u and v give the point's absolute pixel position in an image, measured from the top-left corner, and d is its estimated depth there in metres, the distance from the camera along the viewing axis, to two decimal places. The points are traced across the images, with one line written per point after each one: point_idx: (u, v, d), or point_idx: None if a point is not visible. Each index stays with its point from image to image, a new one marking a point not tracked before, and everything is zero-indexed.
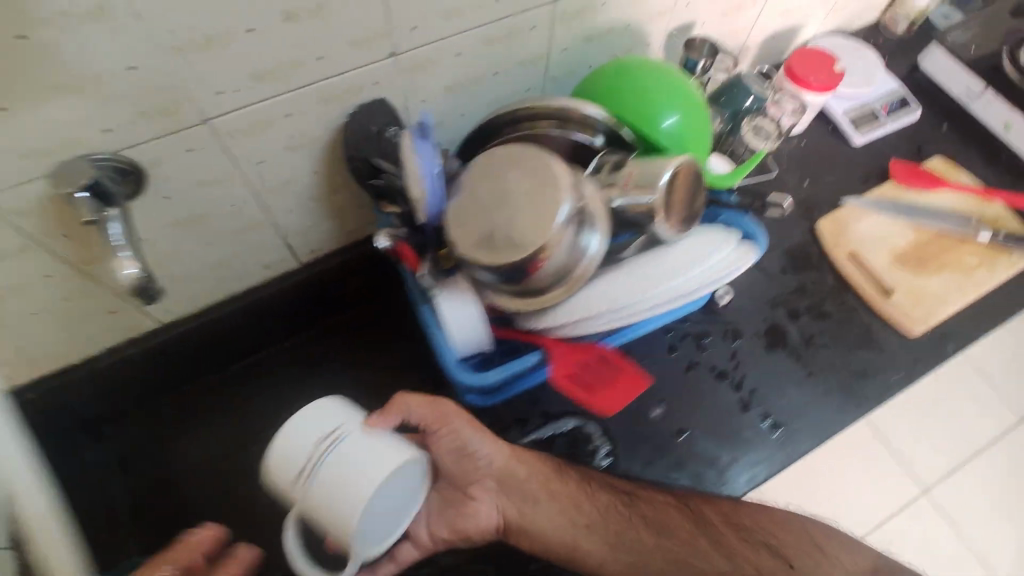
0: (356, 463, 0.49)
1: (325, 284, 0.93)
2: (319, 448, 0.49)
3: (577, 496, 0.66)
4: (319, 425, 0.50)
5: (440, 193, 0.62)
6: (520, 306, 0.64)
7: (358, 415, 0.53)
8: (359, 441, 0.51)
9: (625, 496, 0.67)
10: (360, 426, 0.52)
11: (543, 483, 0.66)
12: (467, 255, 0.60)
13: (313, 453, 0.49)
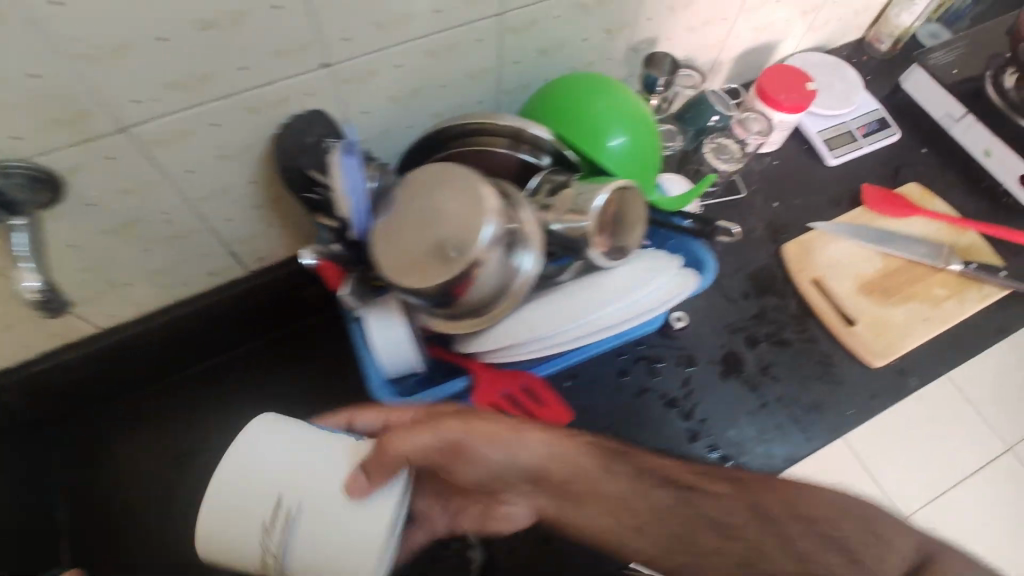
0: (330, 512, 0.47)
1: (276, 292, 0.91)
2: (283, 530, 0.46)
3: (612, 495, 0.52)
4: (261, 508, 0.46)
5: (366, 210, 0.60)
6: (450, 327, 0.63)
7: (307, 454, 0.49)
8: (313, 491, 0.48)
9: (685, 489, 0.52)
10: (305, 471, 0.48)
11: (585, 483, 0.53)
12: (389, 277, 0.57)
13: (280, 539, 0.46)
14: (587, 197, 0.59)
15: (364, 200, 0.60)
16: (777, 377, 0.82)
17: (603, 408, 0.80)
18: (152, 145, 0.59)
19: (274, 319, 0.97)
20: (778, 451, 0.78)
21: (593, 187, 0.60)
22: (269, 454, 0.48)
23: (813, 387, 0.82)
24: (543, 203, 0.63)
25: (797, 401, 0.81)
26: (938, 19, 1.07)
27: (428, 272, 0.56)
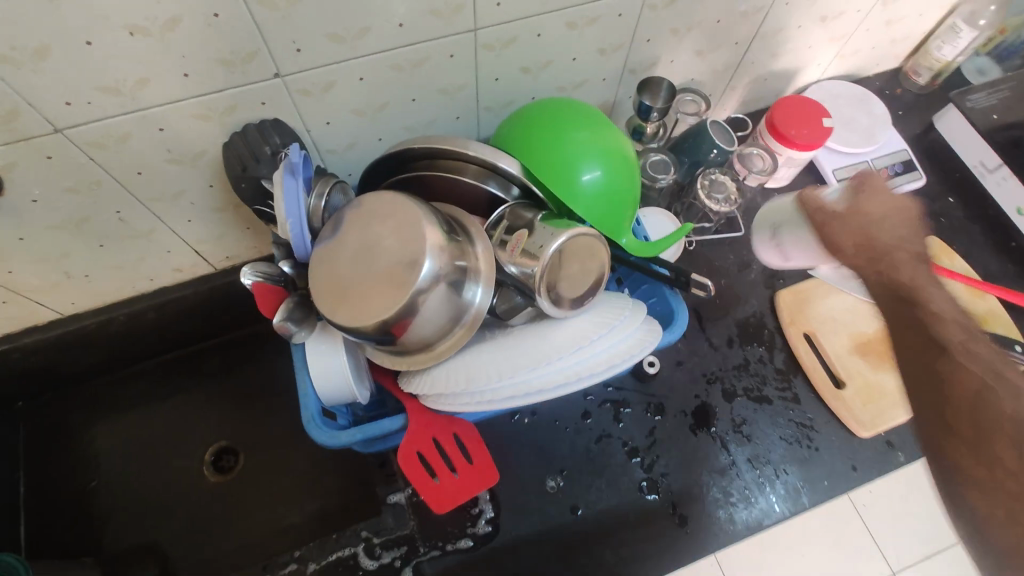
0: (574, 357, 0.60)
1: (245, 289, 0.89)
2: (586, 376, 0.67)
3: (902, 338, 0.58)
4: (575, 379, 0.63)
5: (309, 233, 0.57)
6: (397, 365, 0.58)
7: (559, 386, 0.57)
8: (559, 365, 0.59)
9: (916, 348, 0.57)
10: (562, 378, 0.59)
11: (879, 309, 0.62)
12: (324, 312, 0.54)
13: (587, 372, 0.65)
14: (543, 238, 0.56)
15: (306, 226, 0.57)
16: (749, 436, 0.76)
17: (560, 449, 0.75)
18: (92, 146, 0.56)
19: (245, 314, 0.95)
20: (741, 516, 0.73)
21: (552, 229, 0.56)
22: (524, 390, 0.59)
23: (788, 452, 0.76)
24: (500, 239, 0.60)
25: (770, 464, 0.75)
26: (988, 53, 0.97)
27: (363, 307, 0.53)
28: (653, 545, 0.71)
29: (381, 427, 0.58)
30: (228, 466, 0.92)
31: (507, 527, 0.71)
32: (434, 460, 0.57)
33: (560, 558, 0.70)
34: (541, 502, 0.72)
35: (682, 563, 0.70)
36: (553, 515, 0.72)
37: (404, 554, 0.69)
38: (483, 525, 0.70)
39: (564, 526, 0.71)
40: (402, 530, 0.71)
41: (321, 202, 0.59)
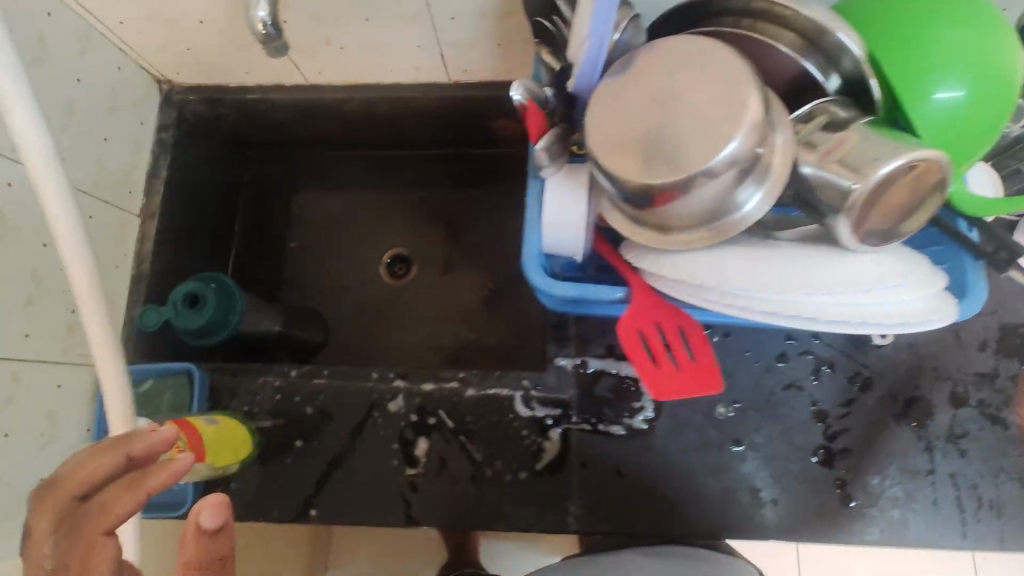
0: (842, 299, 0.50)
1: (468, 113, 0.86)
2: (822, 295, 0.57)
3: None
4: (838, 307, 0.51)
5: (599, 65, 0.51)
6: (627, 230, 0.53)
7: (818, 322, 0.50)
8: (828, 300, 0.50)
9: None
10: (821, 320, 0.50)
11: None
12: (591, 152, 0.49)
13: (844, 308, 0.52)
14: (877, 150, 0.45)
15: (603, 57, 0.50)
16: (965, 452, 0.66)
17: (741, 382, 0.69)
18: None
19: (446, 130, 0.92)
20: (917, 525, 0.65)
21: (891, 143, 0.45)
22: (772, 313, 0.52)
23: (1004, 486, 0.66)
24: (808, 136, 0.49)
25: (975, 488, 0.66)
26: None
27: (630, 161, 0.47)
28: (806, 513, 0.66)
29: (607, 305, 0.56)
30: (402, 274, 1.00)
31: (663, 432, 0.69)
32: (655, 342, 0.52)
33: (706, 482, 0.67)
34: (702, 424, 0.69)
35: (831, 541, 0.66)
36: (712, 442, 0.68)
37: (559, 416, 0.70)
38: (639, 421, 0.69)
39: (721, 457, 0.68)
40: (561, 395, 0.70)
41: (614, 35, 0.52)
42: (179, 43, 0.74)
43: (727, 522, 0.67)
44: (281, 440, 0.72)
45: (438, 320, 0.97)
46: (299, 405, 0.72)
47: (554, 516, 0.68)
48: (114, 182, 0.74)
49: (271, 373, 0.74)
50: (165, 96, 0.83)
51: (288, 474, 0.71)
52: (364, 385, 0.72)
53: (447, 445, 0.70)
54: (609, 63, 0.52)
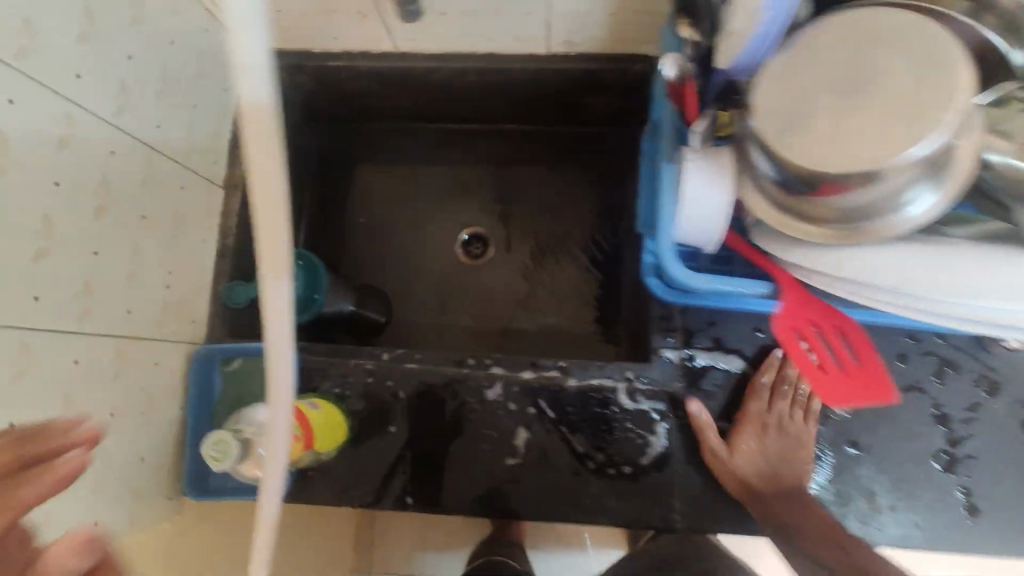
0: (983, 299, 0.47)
1: (561, 88, 0.81)
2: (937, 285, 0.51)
3: None
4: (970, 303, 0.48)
5: (771, 39, 0.46)
6: (771, 216, 0.49)
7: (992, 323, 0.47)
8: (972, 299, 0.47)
9: None
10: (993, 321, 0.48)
11: None
12: (760, 133, 0.44)
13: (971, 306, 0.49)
14: None
15: (778, 28, 0.45)
16: None
17: None
18: None
19: (528, 102, 0.87)
20: None
21: None
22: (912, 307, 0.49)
23: None
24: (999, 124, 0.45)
25: None
26: None
27: (809, 145, 0.42)
28: (924, 518, 0.64)
29: (744, 300, 0.53)
30: (477, 254, 0.96)
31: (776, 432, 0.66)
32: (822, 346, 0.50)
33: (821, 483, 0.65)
34: (815, 424, 0.66)
35: (949, 547, 0.64)
36: (824, 443, 0.66)
37: (664, 411, 0.67)
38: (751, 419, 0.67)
39: (833, 459, 0.66)
40: (669, 388, 0.67)
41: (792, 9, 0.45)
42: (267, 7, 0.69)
43: (836, 523, 0.65)
44: (372, 429, 0.70)
45: (514, 303, 0.94)
46: (391, 390, 0.69)
47: (661, 511, 0.67)
48: (200, 153, 0.70)
49: (362, 356, 0.70)
50: None
51: (381, 463, 0.69)
52: (459, 372, 0.69)
53: (548, 438, 0.68)
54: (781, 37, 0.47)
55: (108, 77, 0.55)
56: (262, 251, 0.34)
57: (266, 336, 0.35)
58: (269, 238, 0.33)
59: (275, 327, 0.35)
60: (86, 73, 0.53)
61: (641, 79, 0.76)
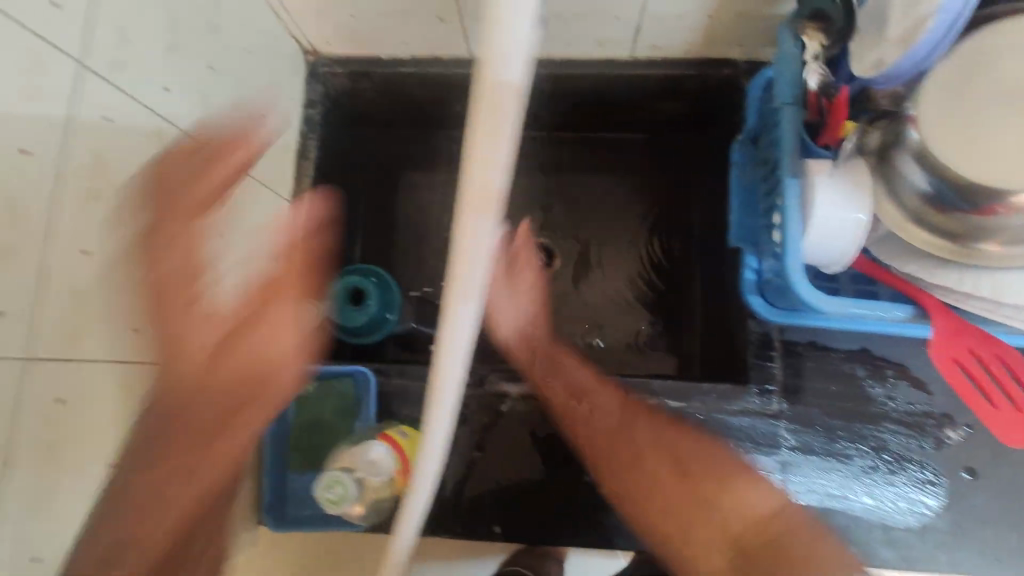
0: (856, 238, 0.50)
1: (640, 93, 0.77)
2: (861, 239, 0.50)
3: None
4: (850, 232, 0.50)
5: (941, 44, 0.42)
6: (913, 236, 0.47)
7: None
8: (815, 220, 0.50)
9: None
10: None
11: None
12: (926, 143, 0.43)
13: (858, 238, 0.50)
14: None
15: (952, 32, 0.42)
16: None
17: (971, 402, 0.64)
18: None
19: (594, 114, 0.82)
20: None
21: None
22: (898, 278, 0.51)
23: None
24: None
25: None
26: None
27: (985, 159, 0.41)
28: None
29: (878, 325, 0.50)
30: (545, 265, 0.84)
31: (885, 457, 0.64)
32: (983, 377, 0.47)
33: (934, 511, 0.62)
34: (929, 450, 0.63)
35: None
36: (938, 469, 0.63)
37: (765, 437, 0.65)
38: (859, 445, 0.64)
39: (950, 486, 0.63)
40: (768, 412, 0.65)
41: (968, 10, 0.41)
42: (344, 13, 0.65)
43: (952, 554, 0.62)
44: (455, 456, 0.67)
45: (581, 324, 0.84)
46: (477, 414, 0.67)
47: None
48: (272, 166, 0.67)
49: None
50: (310, 68, 0.74)
51: (465, 494, 0.66)
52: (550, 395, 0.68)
53: None
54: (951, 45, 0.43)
55: (195, 88, 0.52)
56: (454, 261, 0.27)
57: (436, 374, 0.30)
58: (460, 251, 0.26)
59: (448, 367, 0.30)
60: (173, 86, 0.49)
61: (730, 84, 0.72)
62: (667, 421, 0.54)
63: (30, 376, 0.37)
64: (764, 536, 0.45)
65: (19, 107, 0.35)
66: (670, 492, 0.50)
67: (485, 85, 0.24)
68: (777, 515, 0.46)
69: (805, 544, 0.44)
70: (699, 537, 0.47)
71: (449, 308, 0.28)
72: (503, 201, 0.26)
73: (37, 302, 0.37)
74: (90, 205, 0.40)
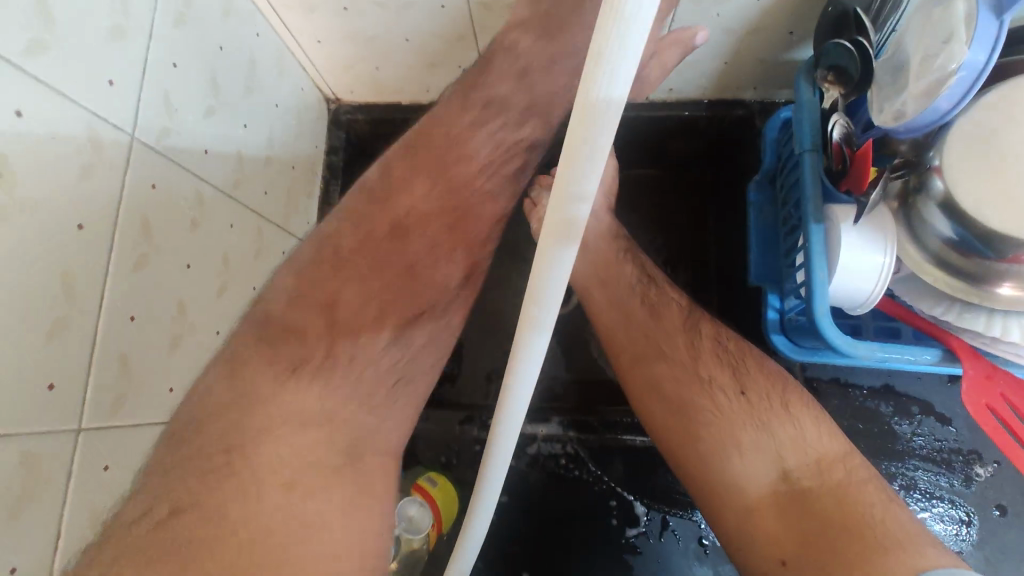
0: (867, 283, 0.49)
1: (658, 134, 0.78)
2: (876, 287, 0.49)
3: None
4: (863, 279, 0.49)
5: (964, 98, 0.43)
6: (934, 277, 0.48)
7: None
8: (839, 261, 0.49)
9: None
10: None
11: None
12: (952, 192, 0.44)
13: (874, 287, 0.49)
14: None
15: (974, 89, 0.42)
16: None
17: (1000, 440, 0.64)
18: None
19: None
20: None
21: None
22: (924, 315, 0.51)
23: None
24: None
25: None
26: None
27: (1010, 213, 0.42)
28: None
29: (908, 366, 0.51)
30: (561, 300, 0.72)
31: (914, 495, 0.64)
32: (1009, 420, 0.48)
33: (968, 550, 0.62)
34: (959, 487, 0.63)
35: None
36: (969, 507, 0.63)
37: None
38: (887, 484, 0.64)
39: (981, 524, 0.62)
40: None
41: (988, 71, 0.42)
42: (365, 65, 0.66)
43: None
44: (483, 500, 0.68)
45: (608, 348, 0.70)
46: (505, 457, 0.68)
47: None
48: (297, 216, 0.68)
49: (472, 425, 0.70)
50: (332, 115, 0.74)
51: (496, 539, 0.68)
52: (578, 436, 0.68)
53: (670, 507, 0.65)
54: (972, 102, 0.45)
55: (229, 148, 0.53)
56: (533, 275, 0.30)
57: (510, 379, 0.35)
58: (541, 267, 0.30)
59: (522, 377, 0.35)
60: (212, 147, 0.51)
61: (747, 125, 0.74)
62: (730, 337, 0.54)
63: (78, 447, 0.37)
64: (822, 475, 0.45)
65: (76, 183, 0.36)
66: (735, 414, 0.49)
67: (575, 115, 0.25)
68: (840, 454, 0.47)
69: (866, 488, 0.44)
70: (751, 462, 0.47)
71: (524, 334, 0.33)
72: (582, 230, 0.29)
73: (89, 371, 0.37)
74: (135, 270, 0.41)
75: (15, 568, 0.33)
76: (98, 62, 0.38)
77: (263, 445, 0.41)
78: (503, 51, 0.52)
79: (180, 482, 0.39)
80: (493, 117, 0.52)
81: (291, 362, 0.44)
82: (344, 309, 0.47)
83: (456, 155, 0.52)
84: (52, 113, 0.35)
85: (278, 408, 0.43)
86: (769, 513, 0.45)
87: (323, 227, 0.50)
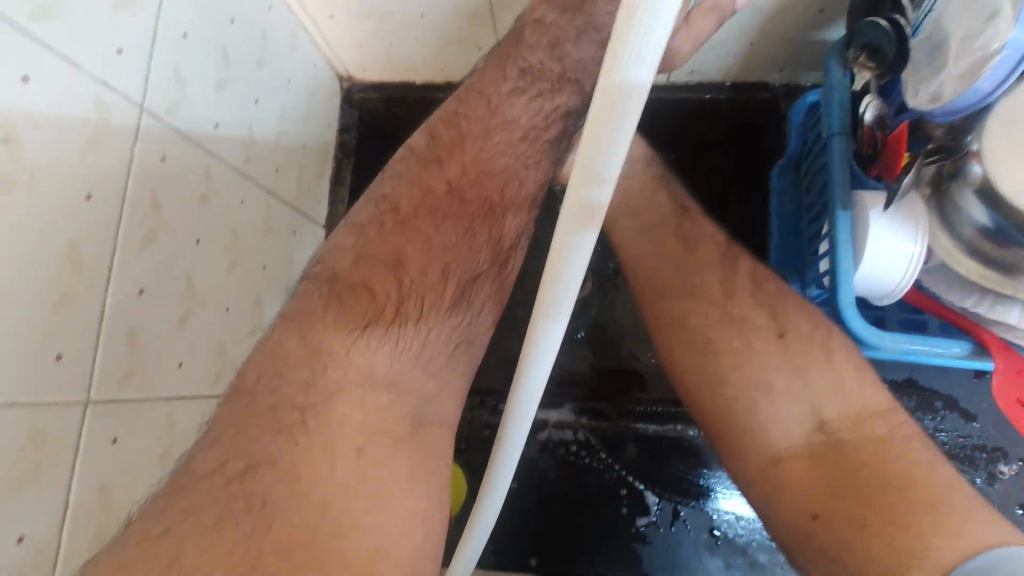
0: (893, 273, 0.47)
1: (680, 117, 0.75)
2: (903, 278, 0.47)
3: None
4: (890, 269, 0.47)
5: (1005, 81, 0.41)
6: (965, 267, 0.46)
7: None
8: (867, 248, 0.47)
9: None
10: None
11: None
12: (991, 176, 0.42)
13: (900, 278, 0.47)
14: None
15: (1017, 73, 0.40)
16: None
17: None
18: None
19: None
20: None
21: None
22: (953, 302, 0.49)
23: None
24: None
25: None
26: None
27: None
28: None
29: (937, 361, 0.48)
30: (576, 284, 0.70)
31: None
32: None
33: None
34: (982, 484, 0.61)
35: None
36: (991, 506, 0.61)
37: None
38: None
39: None
40: None
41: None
42: (382, 41, 0.64)
43: None
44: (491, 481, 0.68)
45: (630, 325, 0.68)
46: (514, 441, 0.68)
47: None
48: (308, 194, 0.67)
49: (481, 409, 0.69)
50: (346, 93, 0.73)
51: (504, 525, 0.67)
52: (589, 423, 0.67)
53: (682, 497, 0.64)
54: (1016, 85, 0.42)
55: (241, 122, 0.52)
56: (552, 255, 0.29)
57: (526, 358, 0.34)
58: (561, 246, 0.28)
59: (539, 358, 0.34)
60: (222, 122, 0.50)
61: (772, 109, 0.72)
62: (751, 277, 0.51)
63: (87, 420, 0.37)
64: (861, 428, 0.43)
65: (83, 157, 0.36)
66: (760, 356, 0.48)
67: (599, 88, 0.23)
68: (884, 408, 0.44)
69: (911, 444, 0.41)
70: (782, 408, 0.45)
71: (542, 312, 0.31)
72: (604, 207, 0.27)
73: (98, 344, 0.37)
74: (143, 247, 0.41)
75: (25, 536, 0.33)
76: (108, 30, 0.37)
77: (333, 406, 0.39)
78: (530, 25, 0.46)
79: (250, 440, 0.37)
80: (530, 84, 0.46)
81: (357, 322, 0.41)
82: (407, 267, 0.43)
83: (503, 115, 0.46)
84: (61, 83, 0.34)
85: (346, 364, 0.40)
86: (796, 464, 0.43)
87: (378, 187, 0.47)
